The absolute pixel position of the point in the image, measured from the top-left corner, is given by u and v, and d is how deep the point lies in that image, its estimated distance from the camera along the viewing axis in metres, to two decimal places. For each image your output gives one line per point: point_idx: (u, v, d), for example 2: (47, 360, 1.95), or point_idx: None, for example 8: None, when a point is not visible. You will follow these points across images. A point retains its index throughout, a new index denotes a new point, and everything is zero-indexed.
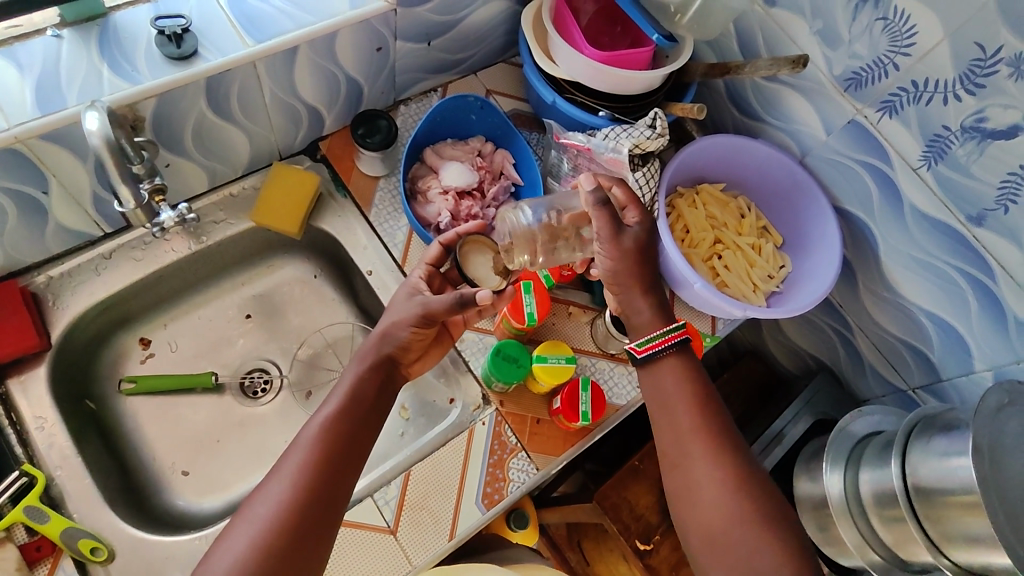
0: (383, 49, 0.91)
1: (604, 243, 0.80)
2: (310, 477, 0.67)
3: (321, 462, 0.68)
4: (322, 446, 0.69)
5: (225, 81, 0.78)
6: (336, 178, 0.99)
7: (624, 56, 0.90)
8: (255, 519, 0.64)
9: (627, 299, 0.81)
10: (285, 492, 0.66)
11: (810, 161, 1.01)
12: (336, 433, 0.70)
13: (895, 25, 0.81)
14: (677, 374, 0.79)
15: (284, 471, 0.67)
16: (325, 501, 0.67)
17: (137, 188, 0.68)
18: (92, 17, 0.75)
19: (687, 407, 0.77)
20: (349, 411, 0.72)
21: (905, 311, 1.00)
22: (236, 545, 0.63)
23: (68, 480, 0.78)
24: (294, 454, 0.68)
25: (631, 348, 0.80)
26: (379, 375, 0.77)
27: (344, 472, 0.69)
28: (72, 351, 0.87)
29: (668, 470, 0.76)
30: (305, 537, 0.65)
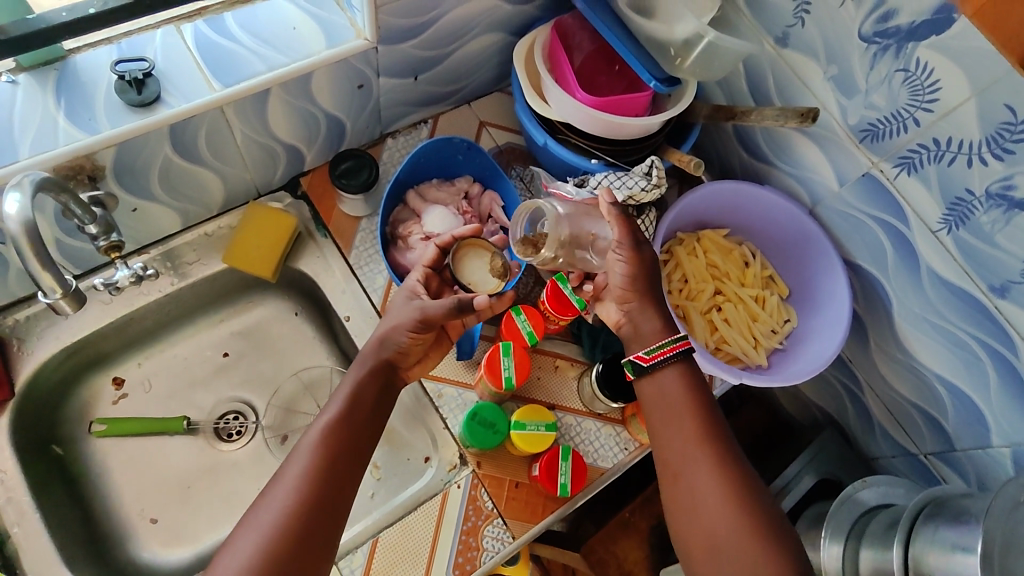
0: (365, 86, 0.87)
1: (623, 252, 0.77)
2: (317, 481, 0.63)
3: (324, 467, 0.64)
4: (326, 450, 0.65)
5: (190, 127, 0.74)
6: (316, 217, 0.94)
7: (618, 102, 0.85)
8: (259, 526, 0.60)
9: (637, 312, 0.78)
10: (288, 497, 0.62)
11: (821, 212, 0.94)
12: (339, 438, 0.66)
13: (917, 77, 0.74)
14: (678, 385, 0.73)
15: (287, 476, 0.63)
16: (331, 508, 0.62)
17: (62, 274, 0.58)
18: (50, 61, 0.72)
19: (686, 415, 0.71)
20: (352, 416, 0.68)
21: (919, 375, 0.93)
22: (237, 556, 0.58)
23: (24, 538, 0.75)
24: (296, 460, 0.64)
25: (636, 356, 0.75)
26: (380, 380, 0.73)
27: (349, 476, 0.65)
28: (38, 396, 0.84)
29: (668, 482, 0.70)
30: (310, 547, 0.60)
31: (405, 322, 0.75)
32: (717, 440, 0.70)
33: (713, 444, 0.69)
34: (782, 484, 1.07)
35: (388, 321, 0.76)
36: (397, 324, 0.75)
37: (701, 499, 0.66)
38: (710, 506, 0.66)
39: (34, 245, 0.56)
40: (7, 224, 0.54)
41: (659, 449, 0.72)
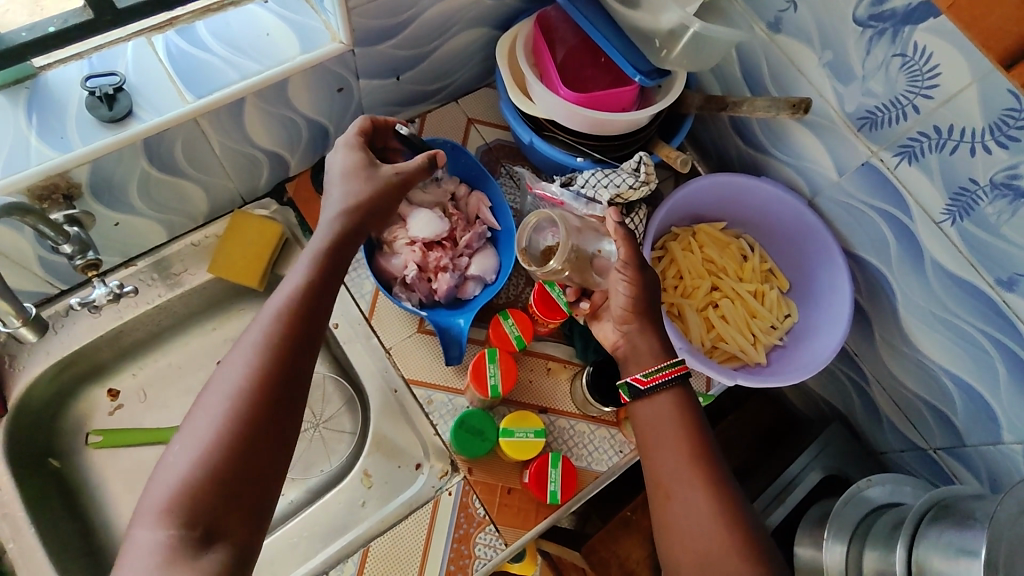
0: (345, 89, 0.85)
1: (627, 273, 0.75)
2: (278, 347, 0.59)
3: (286, 334, 0.60)
4: (287, 315, 0.61)
5: (165, 140, 0.73)
6: (303, 223, 0.93)
7: (603, 96, 0.82)
8: (222, 393, 0.57)
9: (637, 334, 0.76)
10: (249, 363, 0.58)
11: (820, 202, 0.91)
12: (300, 303, 0.63)
13: (915, 62, 0.69)
14: (676, 409, 0.71)
15: (247, 343, 0.60)
16: (295, 376, 0.59)
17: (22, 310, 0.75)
18: (21, 79, 0.71)
19: (677, 436, 0.69)
20: (313, 284, 0.64)
21: (927, 369, 0.89)
22: (202, 425, 0.55)
23: (19, 553, 0.76)
24: (256, 327, 0.61)
25: (633, 378, 0.73)
26: (342, 244, 0.69)
27: (311, 345, 0.62)
28: (33, 410, 0.85)
29: (658, 500, 0.68)
30: (280, 413, 0.58)
31: (370, 188, 0.72)
32: (711, 461, 0.68)
33: (706, 466, 0.67)
34: (787, 480, 1.04)
35: (346, 186, 0.72)
36: (362, 191, 0.71)
37: (693, 516, 0.64)
38: (703, 528, 0.64)
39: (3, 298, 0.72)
40: None
41: (651, 466, 0.70)
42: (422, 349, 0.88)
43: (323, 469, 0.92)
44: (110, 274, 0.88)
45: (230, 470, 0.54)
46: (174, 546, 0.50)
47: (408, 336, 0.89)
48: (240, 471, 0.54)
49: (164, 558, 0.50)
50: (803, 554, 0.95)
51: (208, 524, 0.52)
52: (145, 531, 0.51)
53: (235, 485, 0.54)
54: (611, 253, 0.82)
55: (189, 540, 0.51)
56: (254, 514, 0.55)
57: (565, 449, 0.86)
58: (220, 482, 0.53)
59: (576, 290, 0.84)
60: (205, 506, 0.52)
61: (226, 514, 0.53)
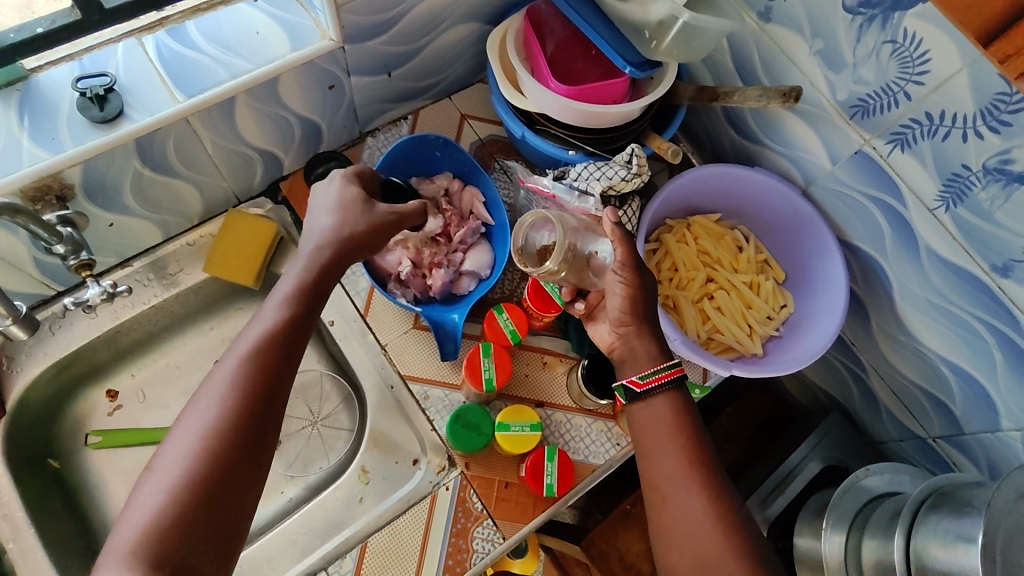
0: (336, 86, 0.85)
1: (624, 276, 0.75)
2: (253, 381, 0.59)
3: (262, 366, 0.60)
4: (265, 346, 0.61)
5: (157, 140, 0.73)
6: (298, 222, 0.94)
7: (595, 89, 0.82)
8: (195, 426, 0.56)
9: (634, 336, 0.76)
10: (224, 395, 0.58)
11: (815, 191, 0.91)
12: (280, 333, 0.62)
13: (905, 49, 0.69)
14: (671, 412, 0.71)
15: (222, 373, 0.59)
16: (270, 407, 0.59)
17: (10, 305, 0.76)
18: (12, 82, 0.71)
19: (673, 442, 0.69)
20: (292, 313, 0.64)
21: (924, 357, 0.89)
22: (173, 456, 0.55)
23: (20, 554, 0.77)
24: (232, 356, 0.60)
25: (630, 382, 0.73)
26: (326, 274, 0.68)
27: (287, 377, 0.61)
28: (32, 411, 0.86)
29: (654, 502, 0.68)
30: (252, 448, 0.57)
31: (359, 219, 0.72)
32: (707, 464, 0.68)
33: (702, 468, 0.67)
34: (786, 471, 1.04)
35: (337, 217, 0.71)
36: (356, 224, 0.71)
37: (688, 520, 0.64)
38: (698, 531, 0.64)
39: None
40: None
41: (647, 471, 0.70)
42: (418, 345, 0.89)
43: (322, 466, 0.93)
44: (107, 274, 0.88)
45: (199, 503, 0.53)
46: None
47: (404, 332, 0.89)
48: (208, 507, 0.54)
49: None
50: (803, 544, 0.95)
51: (175, 559, 0.51)
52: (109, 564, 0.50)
53: (204, 523, 0.53)
54: (608, 255, 0.79)
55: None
56: (221, 549, 0.54)
57: (562, 443, 0.86)
58: (188, 517, 0.53)
59: (571, 289, 0.84)
60: (173, 542, 0.51)
61: (193, 553, 0.52)
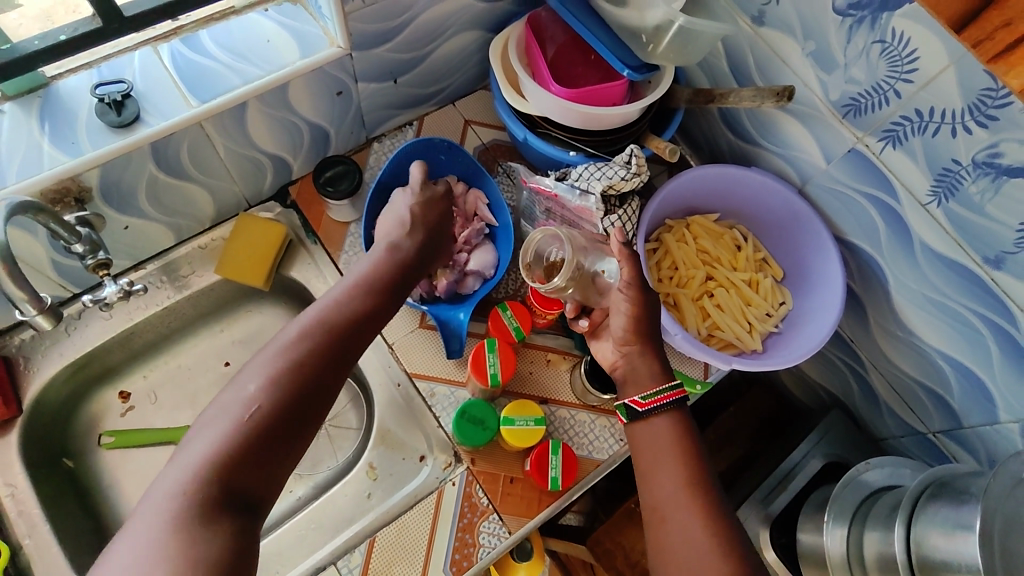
0: (344, 92, 0.88)
1: (629, 295, 0.76)
2: (325, 338, 0.65)
3: (336, 328, 0.66)
4: (340, 313, 0.68)
5: (172, 144, 0.76)
6: (306, 225, 0.96)
7: (594, 92, 0.85)
8: (267, 364, 0.61)
9: (636, 356, 0.77)
10: (298, 343, 0.63)
11: (811, 190, 0.93)
12: (355, 307, 0.69)
13: (894, 48, 0.71)
14: (670, 432, 0.73)
15: (299, 324, 0.65)
16: (337, 369, 0.64)
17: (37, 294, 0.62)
18: (34, 89, 0.74)
19: (676, 460, 0.71)
20: (368, 293, 0.71)
21: (921, 352, 0.90)
22: (241, 392, 0.59)
23: (36, 549, 0.78)
24: (310, 315, 0.67)
25: (631, 401, 0.75)
26: (397, 266, 0.77)
27: (354, 346, 0.67)
28: (48, 410, 0.87)
29: (653, 522, 0.69)
30: (314, 400, 0.62)
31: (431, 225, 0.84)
32: (704, 483, 0.70)
33: (700, 486, 0.69)
34: (788, 468, 1.05)
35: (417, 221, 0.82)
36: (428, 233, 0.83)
37: (687, 536, 0.66)
38: (696, 550, 0.65)
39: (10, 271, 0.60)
40: None
41: (648, 490, 0.71)
42: (424, 343, 0.90)
43: (331, 465, 0.94)
44: (121, 276, 0.90)
45: (260, 437, 0.57)
46: (194, 497, 0.53)
47: (411, 330, 0.91)
48: (266, 443, 0.58)
49: (182, 504, 0.52)
50: (807, 539, 0.96)
51: (229, 484, 0.55)
52: (172, 475, 0.55)
53: (257, 458, 0.57)
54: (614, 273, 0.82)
55: (208, 494, 0.54)
56: (268, 489, 0.58)
57: (566, 438, 0.88)
58: (247, 448, 0.56)
59: (575, 306, 0.84)
60: (231, 468, 0.55)
61: (244, 482, 0.56)
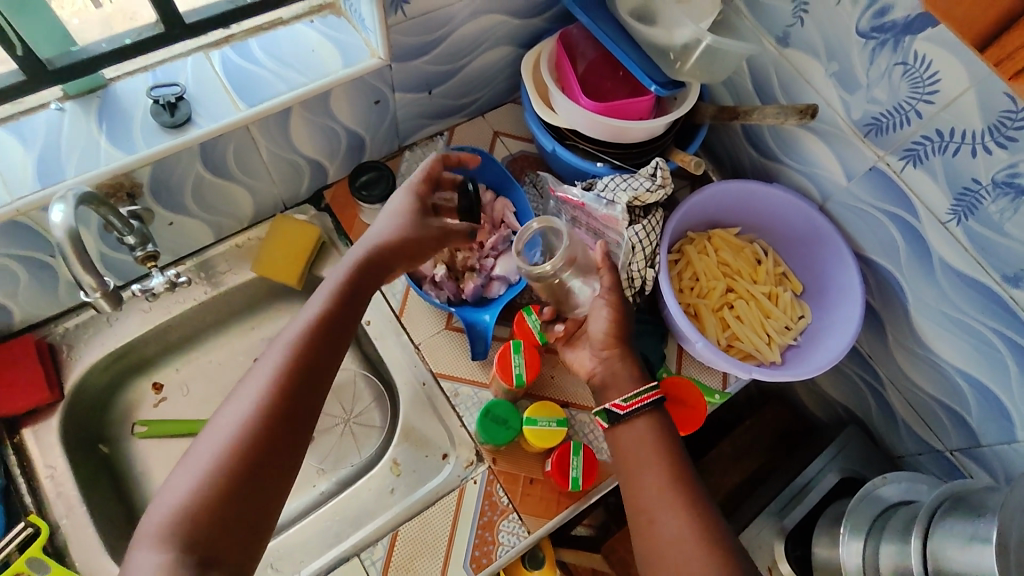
0: (382, 101, 0.92)
1: (609, 301, 0.84)
2: (283, 386, 0.66)
3: (291, 373, 0.67)
4: (294, 359, 0.68)
5: (219, 144, 0.80)
6: (339, 228, 1.00)
7: (623, 106, 0.88)
8: (226, 425, 0.63)
9: (616, 361, 0.82)
10: (256, 397, 0.65)
11: (831, 207, 0.95)
12: (311, 346, 0.70)
13: (916, 70, 0.74)
14: (648, 432, 0.77)
15: (255, 378, 0.67)
16: (297, 415, 0.66)
17: (103, 277, 0.65)
18: (93, 89, 0.78)
19: (655, 462, 0.74)
20: (325, 329, 0.71)
21: (940, 369, 0.91)
22: (203, 454, 0.62)
23: (72, 529, 0.81)
24: (266, 365, 0.68)
25: (613, 404, 0.78)
26: (358, 296, 0.76)
27: (313, 387, 0.68)
28: (86, 397, 0.91)
29: (641, 525, 0.72)
30: (278, 450, 0.64)
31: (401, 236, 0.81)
32: (685, 482, 0.73)
33: (680, 485, 0.72)
34: (804, 483, 1.05)
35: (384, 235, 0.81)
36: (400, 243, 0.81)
37: (673, 533, 0.69)
38: (683, 545, 0.68)
39: (76, 250, 0.62)
40: (54, 231, 0.60)
41: (633, 493, 0.74)
42: (449, 344, 0.93)
43: (354, 461, 0.96)
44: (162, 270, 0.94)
45: (229, 495, 0.60)
46: (168, 567, 0.55)
47: (436, 333, 0.93)
48: (234, 501, 0.60)
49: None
50: (823, 553, 0.96)
51: (205, 548, 0.57)
52: (142, 553, 0.56)
53: (228, 518, 0.59)
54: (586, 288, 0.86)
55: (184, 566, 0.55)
56: (247, 550, 0.60)
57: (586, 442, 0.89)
58: (212, 522, 0.58)
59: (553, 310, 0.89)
60: (202, 532, 0.57)
61: (219, 543, 0.58)
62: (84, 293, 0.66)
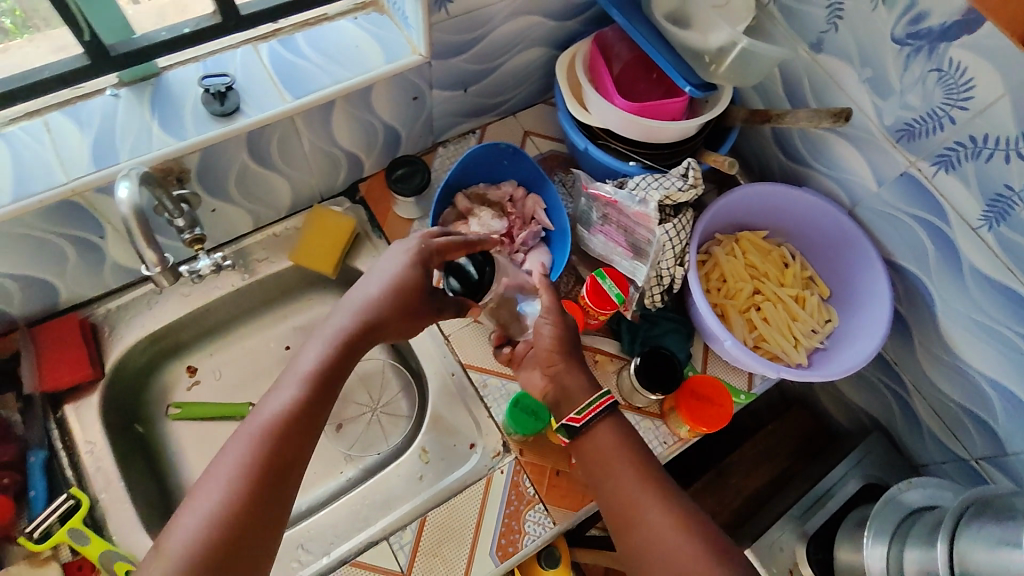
0: (419, 97, 0.94)
1: (549, 317, 0.84)
2: (260, 465, 0.65)
3: (269, 450, 0.66)
4: (271, 436, 0.67)
5: (265, 134, 0.83)
6: (372, 220, 1.02)
7: (657, 108, 0.90)
8: (202, 507, 0.62)
9: (562, 372, 0.82)
10: (231, 478, 0.64)
11: (861, 212, 0.96)
12: (290, 418, 0.68)
13: (950, 77, 0.75)
14: (613, 437, 0.78)
15: (233, 454, 0.66)
16: (274, 493, 0.65)
17: (164, 253, 0.70)
18: (147, 77, 0.81)
19: (625, 462, 0.76)
20: (306, 399, 0.70)
21: (967, 376, 0.92)
22: (179, 538, 0.61)
23: (110, 502, 0.83)
24: (242, 441, 0.66)
25: (569, 419, 0.78)
26: (343, 362, 0.74)
27: (293, 463, 0.67)
28: (124, 377, 0.93)
29: (621, 524, 0.73)
30: (254, 533, 0.63)
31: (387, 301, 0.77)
32: (656, 477, 0.75)
33: (653, 480, 0.74)
34: (826, 488, 1.06)
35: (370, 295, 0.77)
36: (383, 312, 0.76)
37: (656, 528, 0.70)
38: (667, 537, 0.70)
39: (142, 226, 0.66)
40: (120, 206, 0.64)
41: (608, 495, 0.75)
42: (479, 337, 0.95)
43: (381, 450, 0.98)
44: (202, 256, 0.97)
45: None
46: None
47: (466, 325, 0.96)
48: None
49: None
50: (845, 557, 0.96)
51: None
52: None
53: None
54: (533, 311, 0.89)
55: None
56: None
57: None
58: None
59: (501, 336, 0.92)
60: None
61: None
62: (147, 267, 0.71)
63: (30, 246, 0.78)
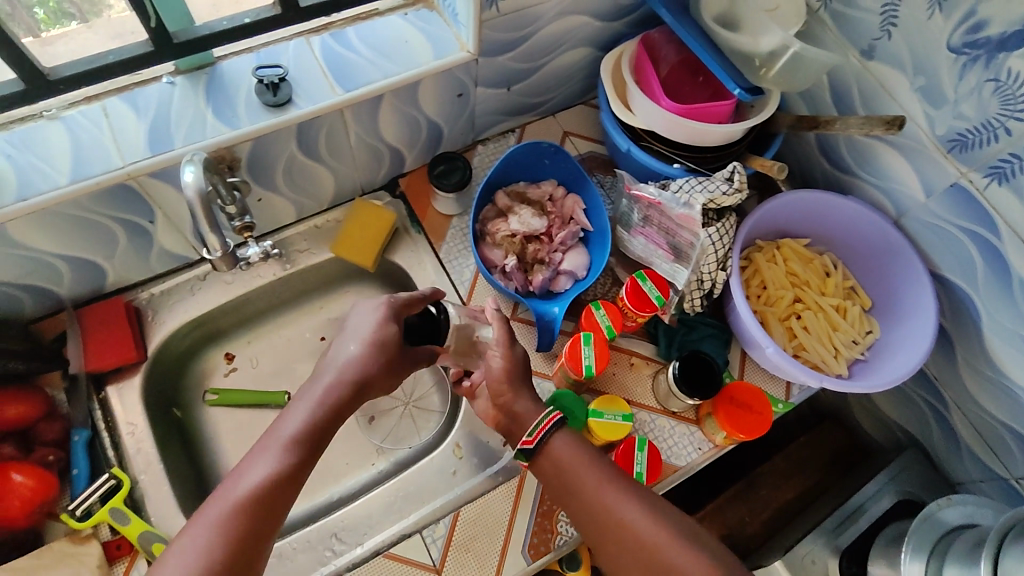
0: (463, 95, 0.95)
1: (499, 352, 0.82)
2: (235, 537, 0.59)
3: (247, 518, 0.60)
4: (251, 503, 0.61)
5: (315, 126, 0.83)
6: (412, 215, 1.02)
7: (703, 110, 0.89)
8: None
9: (510, 403, 0.80)
10: (203, 548, 0.58)
11: (907, 223, 0.95)
12: (272, 486, 0.63)
13: (1008, 87, 0.74)
14: (569, 450, 0.75)
15: (207, 522, 0.60)
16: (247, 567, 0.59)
17: (225, 238, 0.71)
18: (202, 66, 0.83)
19: (585, 467, 0.73)
20: (291, 464, 0.64)
21: (1012, 394, 0.90)
22: None
23: (150, 484, 0.84)
24: (216, 508, 0.60)
25: (523, 443, 0.76)
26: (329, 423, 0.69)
27: (268, 533, 0.62)
28: (165, 361, 0.95)
29: (599, 529, 0.71)
30: None
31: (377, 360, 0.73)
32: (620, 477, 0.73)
33: (619, 479, 0.73)
34: (859, 502, 1.04)
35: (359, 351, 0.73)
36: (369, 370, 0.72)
37: (633, 525, 0.68)
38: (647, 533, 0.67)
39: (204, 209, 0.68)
40: (186, 189, 0.65)
41: (579, 506, 0.72)
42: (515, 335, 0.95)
43: (413, 444, 0.98)
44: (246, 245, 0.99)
45: None
46: None
47: None
48: None
49: None
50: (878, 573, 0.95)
51: None
52: None
53: None
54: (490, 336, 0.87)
55: None
56: None
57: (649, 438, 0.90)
58: None
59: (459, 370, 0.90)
60: None
61: None
62: (209, 252, 0.73)
63: (84, 228, 0.80)
